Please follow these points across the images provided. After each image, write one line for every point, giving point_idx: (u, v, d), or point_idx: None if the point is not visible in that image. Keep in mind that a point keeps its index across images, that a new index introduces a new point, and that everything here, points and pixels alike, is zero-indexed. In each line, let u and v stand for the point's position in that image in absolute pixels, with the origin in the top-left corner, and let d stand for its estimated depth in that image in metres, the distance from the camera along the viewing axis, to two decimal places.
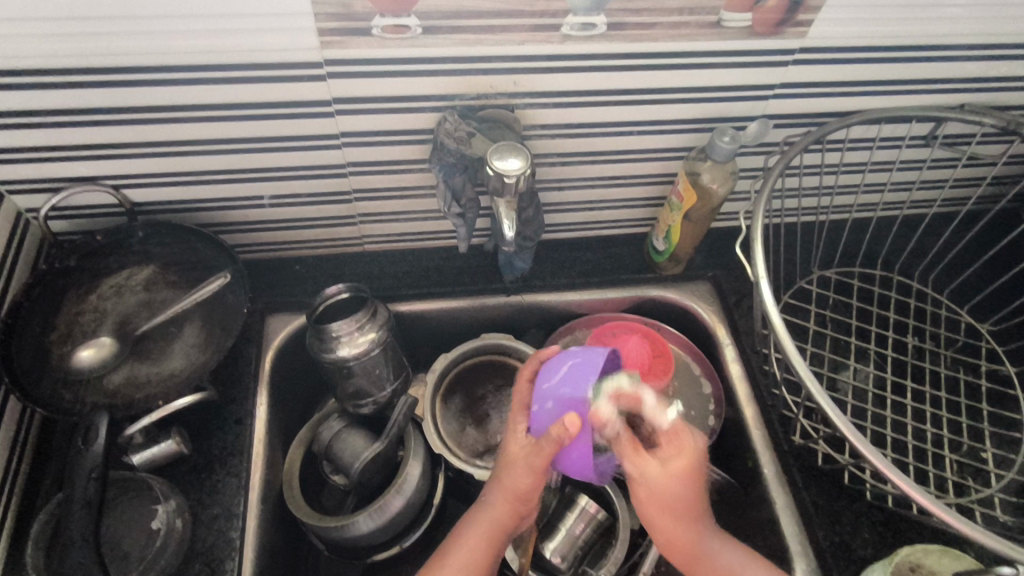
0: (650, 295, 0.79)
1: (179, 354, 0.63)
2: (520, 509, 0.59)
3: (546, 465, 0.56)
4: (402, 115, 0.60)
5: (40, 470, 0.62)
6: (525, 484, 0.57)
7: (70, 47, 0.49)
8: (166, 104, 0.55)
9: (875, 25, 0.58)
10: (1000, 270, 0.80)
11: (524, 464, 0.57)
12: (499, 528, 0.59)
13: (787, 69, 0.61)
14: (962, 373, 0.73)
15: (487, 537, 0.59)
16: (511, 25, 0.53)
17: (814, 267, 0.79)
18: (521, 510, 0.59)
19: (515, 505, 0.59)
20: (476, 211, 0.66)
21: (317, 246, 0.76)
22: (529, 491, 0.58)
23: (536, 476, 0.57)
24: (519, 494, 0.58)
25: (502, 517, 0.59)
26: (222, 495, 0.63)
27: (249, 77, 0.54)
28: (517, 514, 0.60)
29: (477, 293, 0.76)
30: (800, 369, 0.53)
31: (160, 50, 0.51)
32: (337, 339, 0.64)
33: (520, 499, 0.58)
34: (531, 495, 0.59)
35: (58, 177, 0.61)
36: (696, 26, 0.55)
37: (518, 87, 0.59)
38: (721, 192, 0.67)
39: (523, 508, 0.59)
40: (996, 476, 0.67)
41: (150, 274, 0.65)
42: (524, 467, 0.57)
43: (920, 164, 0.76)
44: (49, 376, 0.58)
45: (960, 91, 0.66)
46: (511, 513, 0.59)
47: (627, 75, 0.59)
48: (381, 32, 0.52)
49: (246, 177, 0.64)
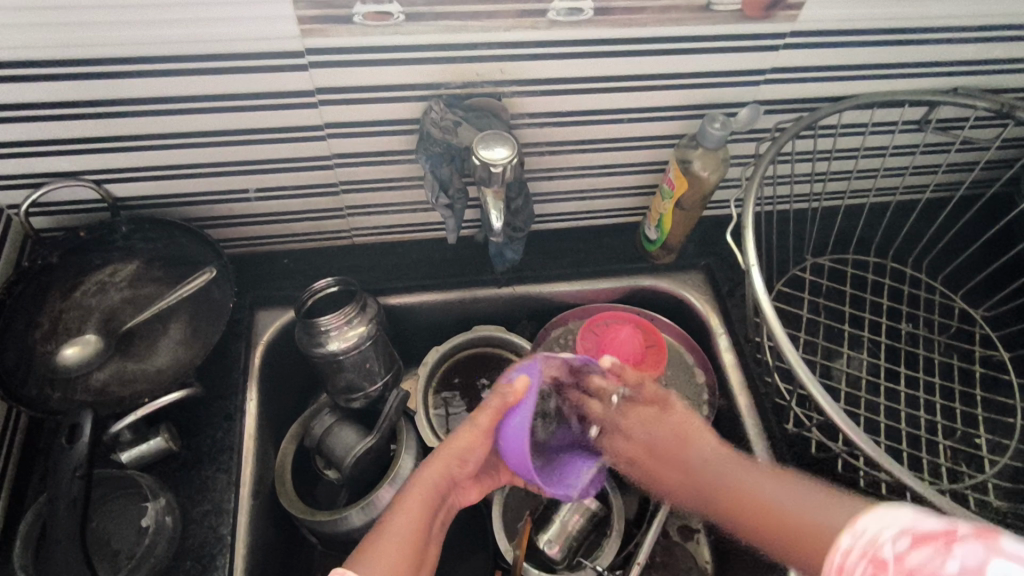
0: (644, 285, 0.78)
1: (165, 351, 0.62)
2: (454, 475, 0.56)
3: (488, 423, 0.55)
4: (387, 105, 0.59)
5: (27, 468, 0.61)
6: (467, 450, 0.56)
7: (45, 38, 0.48)
8: (146, 96, 0.54)
9: (867, 7, 0.57)
10: (994, 255, 0.79)
11: (472, 428, 0.56)
12: (431, 499, 0.55)
13: (778, 54, 0.60)
14: (955, 359, 0.73)
15: (421, 511, 0.53)
16: (496, 12, 0.52)
17: (807, 255, 0.78)
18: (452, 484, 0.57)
19: (449, 476, 0.56)
20: (464, 202, 0.64)
21: (305, 240, 0.75)
22: (469, 459, 0.56)
23: (482, 439, 0.56)
24: (455, 463, 0.56)
25: (433, 489, 0.55)
26: (212, 491, 0.62)
27: (228, 68, 0.53)
28: (449, 487, 0.57)
29: (468, 284, 0.76)
30: (791, 357, 0.52)
31: (137, 41, 0.50)
32: (326, 333, 0.64)
33: (457, 460, 0.56)
34: (466, 466, 0.57)
35: (38, 172, 0.60)
36: (685, 11, 0.54)
37: (505, 75, 0.58)
38: (713, 180, 0.66)
39: (455, 483, 0.57)
40: (989, 462, 0.67)
41: (135, 269, 0.64)
42: (468, 431, 0.56)
43: (914, 148, 0.75)
44: (33, 375, 0.57)
45: (953, 74, 0.65)
46: (443, 484, 0.56)
47: (616, 61, 0.58)
48: (364, 20, 0.51)
49: (231, 170, 0.63)
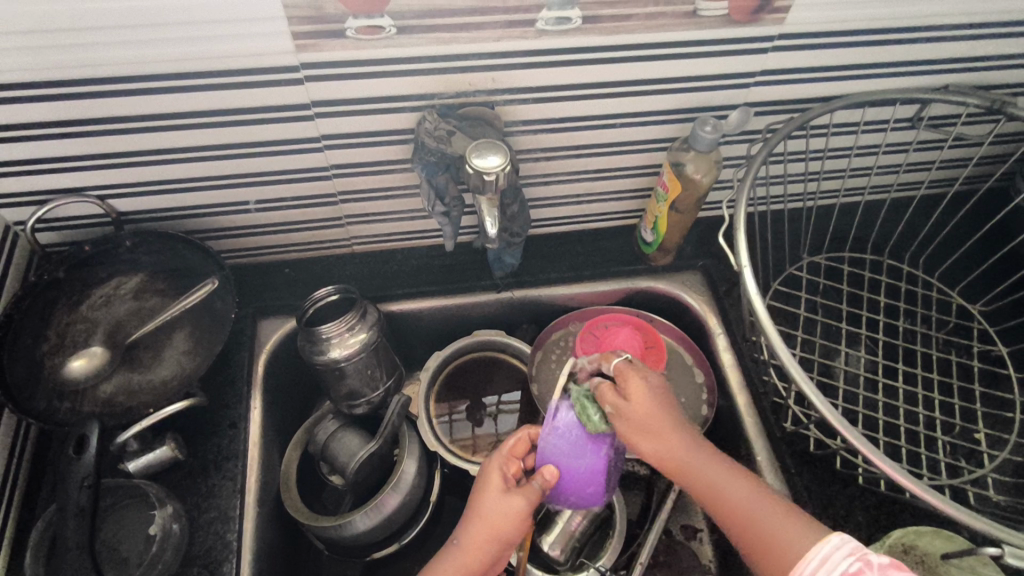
0: (641, 287, 0.79)
1: (170, 361, 0.63)
2: (492, 546, 0.54)
3: (522, 502, 0.55)
4: (382, 116, 0.60)
5: (38, 478, 0.63)
6: (507, 521, 0.54)
7: (45, 59, 0.50)
8: (146, 113, 0.56)
9: (855, 8, 0.57)
10: (992, 250, 0.79)
11: (502, 495, 0.56)
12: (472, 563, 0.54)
13: (766, 56, 0.60)
14: (953, 354, 0.73)
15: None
16: (485, 22, 0.53)
17: (803, 254, 0.79)
18: (497, 556, 0.55)
19: (493, 548, 0.54)
20: (460, 209, 0.65)
21: (305, 249, 0.77)
22: (503, 524, 0.54)
23: (521, 515, 0.55)
24: (495, 531, 0.54)
25: (478, 558, 0.54)
26: (218, 498, 0.63)
27: (226, 84, 0.54)
28: (491, 560, 0.55)
29: (468, 290, 0.77)
30: (783, 357, 0.53)
31: (137, 60, 0.51)
32: (327, 341, 0.65)
33: (491, 531, 0.54)
34: (512, 539, 0.55)
35: (43, 190, 0.61)
36: (672, 16, 0.55)
37: (497, 84, 0.59)
38: (706, 182, 0.67)
39: (497, 554, 0.55)
40: (989, 456, 0.67)
41: (138, 283, 0.65)
42: (504, 502, 0.55)
43: (907, 146, 0.75)
44: (42, 388, 0.59)
45: (945, 72, 0.65)
46: (487, 554, 0.54)
47: (607, 68, 0.59)
48: (356, 34, 0.52)
49: (231, 183, 0.64)
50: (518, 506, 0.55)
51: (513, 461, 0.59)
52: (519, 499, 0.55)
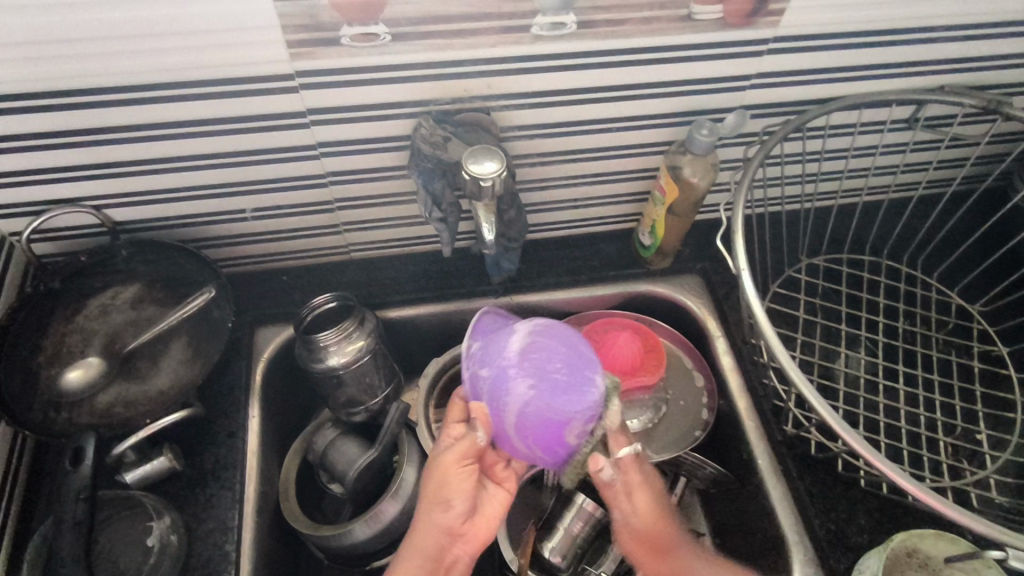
0: (638, 290, 0.79)
1: (167, 370, 0.63)
2: (439, 513, 0.57)
3: (449, 463, 0.57)
4: (378, 123, 0.60)
5: (35, 490, 0.62)
6: (449, 490, 0.57)
7: (39, 70, 0.50)
8: (141, 123, 0.56)
9: (850, 10, 0.57)
10: (990, 250, 0.79)
11: (435, 466, 0.57)
12: (432, 548, 0.56)
13: (762, 59, 0.60)
14: (953, 355, 0.73)
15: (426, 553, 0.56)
16: (480, 29, 0.53)
17: (802, 256, 0.79)
18: (452, 521, 0.57)
19: (448, 521, 0.57)
20: (457, 215, 0.65)
21: (303, 257, 0.76)
22: (448, 495, 0.57)
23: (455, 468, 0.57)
24: (442, 506, 0.57)
25: (432, 528, 0.56)
26: (216, 510, 0.63)
27: (222, 92, 0.54)
28: (450, 528, 0.57)
29: (466, 296, 0.76)
30: (782, 359, 0.53)
31: (131, 69, 0.51)
32: (325, 348, 0.64)
33: (436, 500, 0.57)
34: (462, 502, 0.57)
35: (39, 201, 0.61)
36: (667, 21, 0.55)
37: (493, 90, 0.59)
38: (703, 186, 0.68)
39: (453, 521, 0.57)
40: (991, 457, 0.66)
41: (135, 291, 0.65)
42: (439, 471, 0.57)
43: (904, 147, 0.75)
44: (38, 401, 0.58)
45: (940, 72, 0.65)
46: (441, 531, 0.57)
47: (602, 72, 0.59)
48: (351, 41, 0.52)
49: (227, 192, 0.64)
50: (456, 472, 0.57)
51: (451, 425, 0.59)
52: (447, 457, 0.57)
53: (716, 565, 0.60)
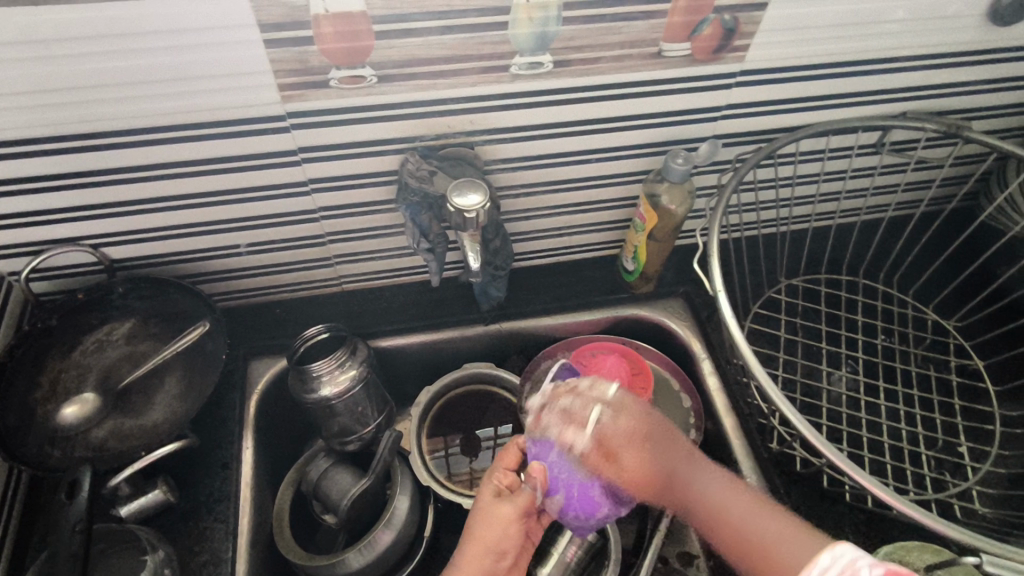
0: (622, 316, 0.80)
1: (162, 405, 0.64)
2: (490, 560, 0.57)
3: (511, 516, 0.57)
4: (367, 159, 0.62)
5: (29, 524, 0.63)
6: (503, 540, 0.57)
7: (43, 117, 0.52)
8: (139, 165, 0.58)
9: (811, 46, 0.61)
10: (961, 267, 0.82)
11: (494, 510, 0.58)
12: None
13: (731, 91, 0.64)
14: (932, 370, 0.75)
15: None
16: (461, 70, 0.56)
17: (781, 277, 0.81)
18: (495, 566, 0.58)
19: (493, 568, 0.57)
20: (444, 245, 0.67)
21: (295, 290, 0.78)
22: (498, 546, 0.57)
23: (512, 520, 0.58)
24: (495, 555, 0.57)
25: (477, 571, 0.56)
26: (212, 541, 0.64)
27: (216, 133, 0.57)
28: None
29: (456, 324, 0.78)
30: (761, 376, 0.55)
31: (132, 115, 0.54)
32: (318, 378, 0.66)
33: (488, 550, 0.57)
34: (507, 552, 0.58)
35: (39, 241, 0.63)
36: (639, 58, 0.58)
37: (476, 125, 0.62)
38: (680, 213, 0.70)
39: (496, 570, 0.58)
40: (972, 470, 0.68)
41: (130, 327, 0.66)
42: (499, 521, 0.57)
43: (872, 170, 0.79)
44: (35, 434, 0.59)
45: (902, 100, 0.69)
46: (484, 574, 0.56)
47: (578, 106, 0.62)
48: (340, 84, 0.54)
49: (221, 228, 0.66)
50: (512, 526, 0.58)
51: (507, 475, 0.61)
52: (508, 506, 0.58)
53: (719, 484, 0.57)
